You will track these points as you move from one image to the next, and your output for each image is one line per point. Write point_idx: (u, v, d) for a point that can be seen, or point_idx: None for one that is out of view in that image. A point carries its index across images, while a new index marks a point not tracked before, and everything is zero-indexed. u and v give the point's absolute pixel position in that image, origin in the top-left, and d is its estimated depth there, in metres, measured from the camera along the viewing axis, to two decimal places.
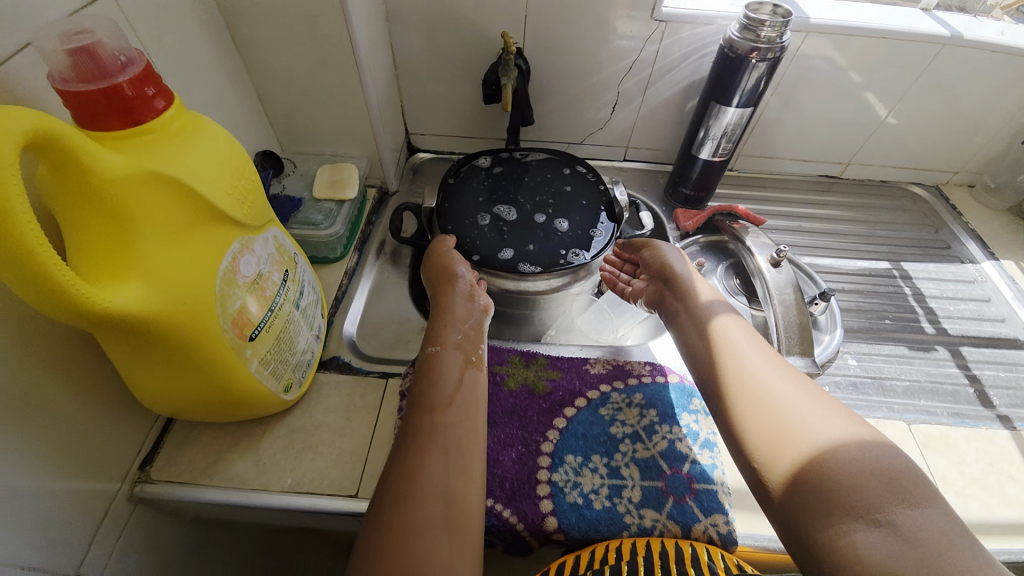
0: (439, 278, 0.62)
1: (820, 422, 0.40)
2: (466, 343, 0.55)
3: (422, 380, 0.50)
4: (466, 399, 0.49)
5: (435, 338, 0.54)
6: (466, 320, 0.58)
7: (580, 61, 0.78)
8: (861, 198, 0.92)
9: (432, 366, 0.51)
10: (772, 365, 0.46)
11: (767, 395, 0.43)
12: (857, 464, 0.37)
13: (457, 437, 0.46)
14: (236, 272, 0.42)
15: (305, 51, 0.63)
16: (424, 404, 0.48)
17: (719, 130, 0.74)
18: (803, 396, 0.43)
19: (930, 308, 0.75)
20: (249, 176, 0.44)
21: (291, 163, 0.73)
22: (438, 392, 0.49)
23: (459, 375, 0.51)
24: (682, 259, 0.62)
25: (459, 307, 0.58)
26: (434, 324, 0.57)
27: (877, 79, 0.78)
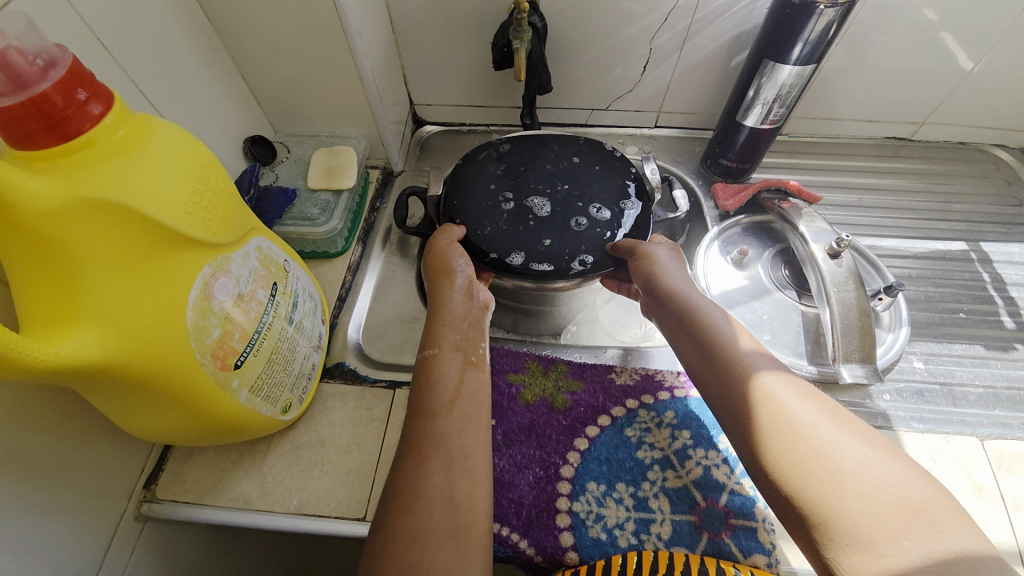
0: (432, 268, 0.55)
1: (843, 450, 0.37)
2: (465, 338, 0.48)
3: (420, 386, 0.45)
4: (468, 407, 0.43)
5: (431, 338, 0.48)
6: (464, 316, 0.50)
7: (604, 12, 0.67)
8: (933, 164, 0.80)
9: (431, 368, 0.45)
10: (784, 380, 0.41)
11: (787, 423, 0.39)
12: (886, 493, 0.34)
13: (460, 444, 0.41)
14: (210, 299, 0.37)
15: (285, 18, 0.55)
16: (423, 410, 0.42)
17: (773, 91, 0.63)
18: (822, 418, 0.39)
19: (1012, 299, 0.65)
20: (219, 183, 0.39)
21: (284, 148, 0.67)
22: (438, 395, 0.43)
23: (460, 380, 0.45)
24: (670, 253, 0.56)
25: (456, 303, 0.51)
26: (430, 321, 0.50)
27: (968, 19, 0.64)
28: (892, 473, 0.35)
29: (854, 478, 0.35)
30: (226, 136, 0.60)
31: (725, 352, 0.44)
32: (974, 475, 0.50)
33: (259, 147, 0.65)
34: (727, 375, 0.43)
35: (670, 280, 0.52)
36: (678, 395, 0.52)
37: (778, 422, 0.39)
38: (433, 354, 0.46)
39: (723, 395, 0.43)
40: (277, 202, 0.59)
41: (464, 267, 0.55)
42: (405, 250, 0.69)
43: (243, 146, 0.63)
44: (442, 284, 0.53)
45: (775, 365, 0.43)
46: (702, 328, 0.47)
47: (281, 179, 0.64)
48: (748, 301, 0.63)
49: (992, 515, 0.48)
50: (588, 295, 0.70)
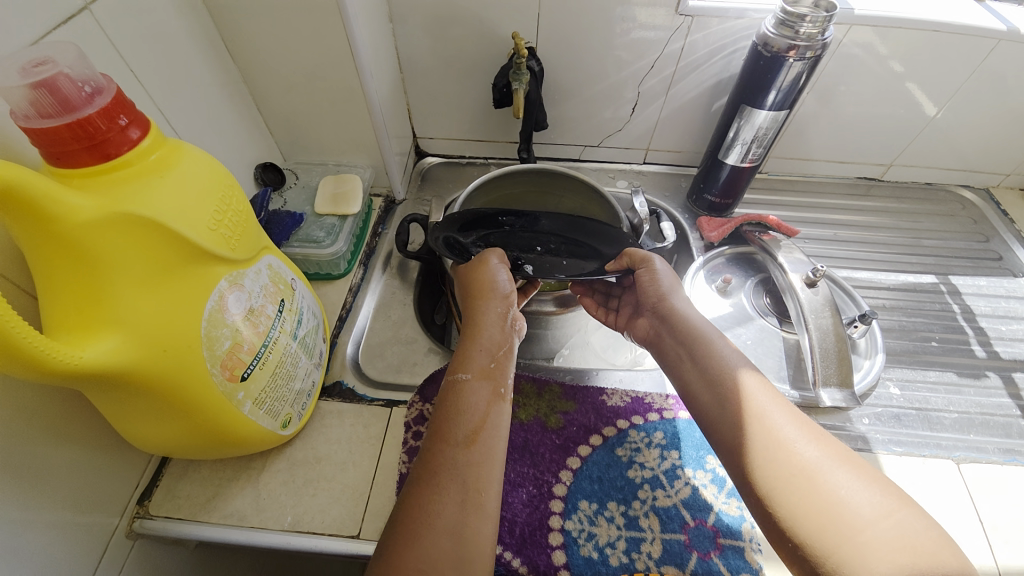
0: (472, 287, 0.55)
1: (852, 494, 0.39)
2: (498, 365, 0.50)
3: (446, 411, 0.46)
4: (490, 439, 0.45)
5: (463, 361, 0.50)
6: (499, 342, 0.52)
7: (596, 59, 0.73)
8: (903, 203, 0.85)
9: (458, 395, 0.47)
10: (797, 425, 0.43)
11: (800, 469, 0.41)
12: (896, 541, 0.36)
13: (476, 477, 0.42)
14: (224, 312, 0.39)
15: (303, 57, 0.60)
16: (443, 435, 0.44)
17: (750, 133, 0.68)
18: (830, 460, 0.41)
19: (981, 329, 0.68)
20: (238, 204, 0.41)
21: (293, 175, 0.71)
22: (461, 424, 0.45)
23: (486, 410, 0.46)
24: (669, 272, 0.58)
25: (493, 330, 0.52)
26: (465, 344, 0.51)
27: (924, 75, 0.71)
28: (898, 518, 0.37)
29: (862, 523, 0.37)
30: (240, 162, 0.64)
31: (740, 394, 0.46)
32: (952, 497, 0.52)
33: (270, 173, 0.68)
34: (741, 417, 0.45)
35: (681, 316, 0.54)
36: (668, 416, 0.54)
37: (792, 466, 0.41)
38: (463, 380, 0.48)
39: (737, 438, 0.44)
40: (285, 224, 0.63)
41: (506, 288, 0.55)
42: (405, 273, 0.72)
43: (255, 172, 0.67)
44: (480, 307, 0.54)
45: (785, 408, 0.44)
46: (715, 368, 0.48)
47: (289, 203, 0.67)
48: (734, 328, 0.66)
49: (971, 537, 0.50)
50: (581, 319, 0.73)
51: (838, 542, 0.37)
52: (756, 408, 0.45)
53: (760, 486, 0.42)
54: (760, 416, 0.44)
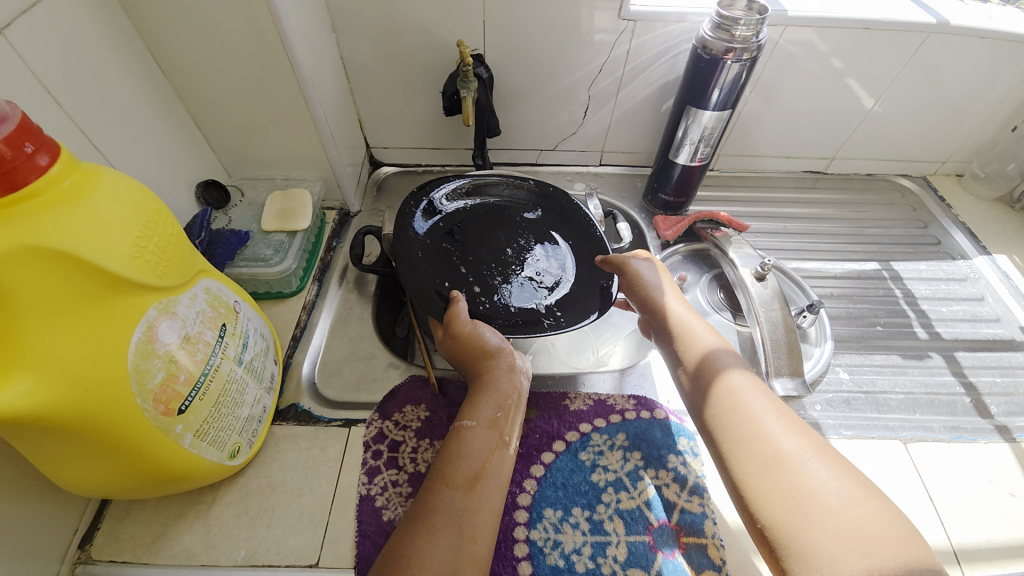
0: (460, 333, 0.56)
1: (825, 477, 0.42)
2: (503, 414, 0.50)
3: (447, 455, 0.46)
4: (489, 484, 0.45)
5: (471, 409, 0.50)
6: (507, 393, 0.52)
7: (545, 64, 0.73)
8: (847, 193, 0.89)
9: (461, 440, 0.47)
10: (777, 418, 0.46)
11: (779, 454, 0.44)
12: (859, 528, 0.38)
13: (471, 524, 0.42)
14: (155, 342, 0.37)
15: (241, 71, 0.58)
16: (445, 478, 0.44)
17: (697, 133, 0.70)
18: (806, 452, 0.43)
19: (922, 311, 0.72)
20: (166, 228, 0.39)
21: (238, 192, 0.68)
22: (462, 467, 0.45)
23: (488, 456, 0.46)
24: (653, 270, 0.61)
25: (501, 380, 0.53)
26: (473, 395, 0.52)
27: (858, 71, 0.74)
28: (866, 502, 0.40)
29: (832, 501, 0.40)
30: (179, 182, 0.61)
31: (728, 386, 0.49)
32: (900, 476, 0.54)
33: (212, 191, 0.65)
34: (726, 408, 0.48)
35: (671, 313, 0.57)
36: (630, 417, 0.54)
37: (771, 450, 0.44)
38: (467, 427, 0.48)
39: (722, 426, 0.47)
40: (229, 244, 0.60)
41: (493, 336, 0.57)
42: (362, 287, 0.70)
43: (195, 190, 0.64)
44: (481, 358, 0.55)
45: (769, 401, 0.47)
46: (704, 363, 0.52)
47: (235, 221, 0.65)
48: None
49: (920, 513, 0.52)
50: None
51: (809, 518, 0.40)
52: (740, 398, 0.48)
53: (738, 468, 0.45)
54: (745, 407, 0.47)
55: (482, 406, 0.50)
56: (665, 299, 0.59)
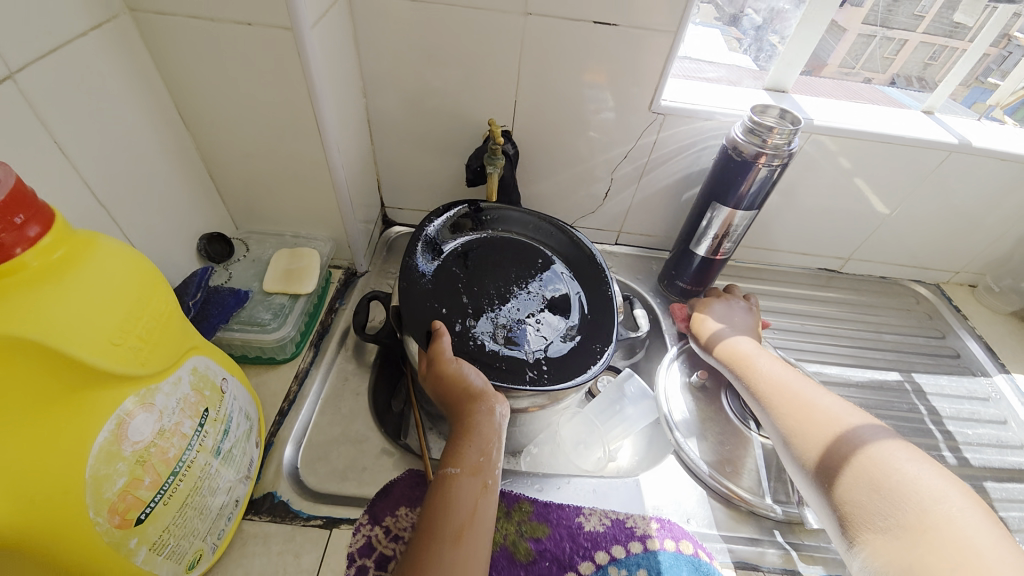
0: (448, 368, 0.51)
1: (946, 499, 0.41)
2: (488, 457, 0.48)
3: (433, 505, 0.45)
4: (476, 535, 0.44)
5: (455, 456, 0.48)
6: (490, 438, 0.48)
7: (571, 146, 0.73)
8: (862, 295, 0.88)
9: (448, 491, 0.46)
10: (845, 411, 0.51)
11: (896, 480, 0.43)
12: (936, 506, 0.40)
13: (460, 573, 0.42)
14: (121, 442, 0.32)
15: (265, 128, 0.56)
16: (433, 533, 0.43)
17: (721, 228, 0.68)
18: (879, 437, 0.47)
19: (949, 432, 0.68)
20: (158, 305, 0.35)
21: (243, 246, 0.65)
22: (448, 520, 0.44)
23: (475, 504, 0.45)
24: (728, 304, 0.69)
25: (482, 424, 0.49)
26: (456, 434, 0.49)
27: (876, 182, 0.75)
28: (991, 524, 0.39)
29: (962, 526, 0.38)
30: (181, 234, 0.58)
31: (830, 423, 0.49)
32: None
33: (216, 245, 0.62)
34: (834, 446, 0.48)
35: (757, 363, 0.59)
36: (652, 547, 0.48)
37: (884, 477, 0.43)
38: (453, 475, 0.46)
39: (832, 469, 0.46)
40: (225, 305, 0.54)
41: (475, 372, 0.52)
42: (361, 356, 0.66)
43: (197, 244, 0.60)
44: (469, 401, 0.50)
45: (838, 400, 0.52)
46: (801, 407, 0.52)
47: (234, 278, 0.61)
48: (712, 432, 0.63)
49: None
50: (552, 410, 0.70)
51: (945, 546, 0.38)
52: (846, 433, 0.48)
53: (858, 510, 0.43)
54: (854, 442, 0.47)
55: (468, 455, 0.47)
56: (754, 354, 0.60)
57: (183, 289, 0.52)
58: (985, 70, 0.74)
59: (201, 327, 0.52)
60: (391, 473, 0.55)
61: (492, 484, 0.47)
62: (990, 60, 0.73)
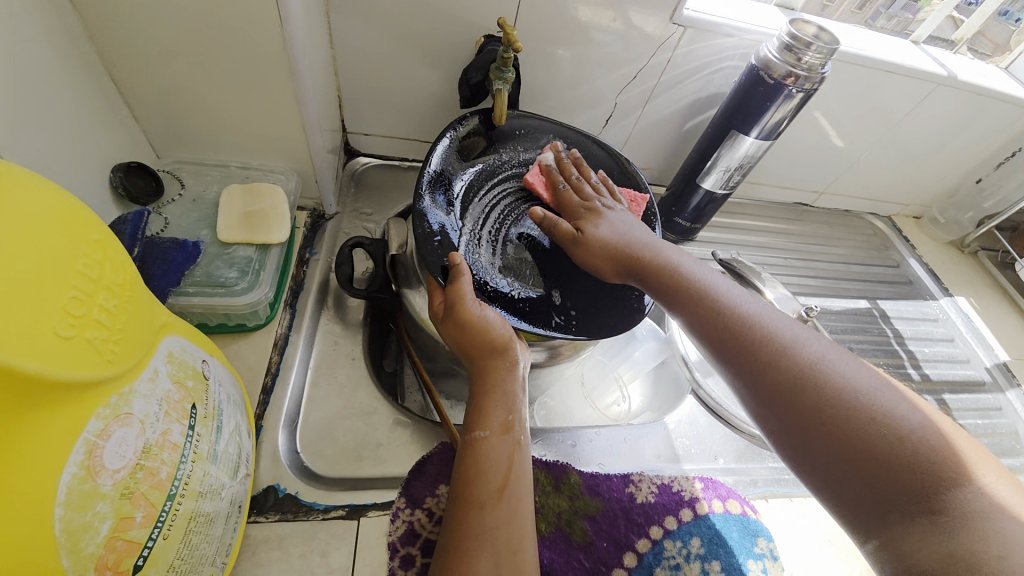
0: (597, 234, 0.49)
1: (912, 419, 0.35)
2: (516, 413, 0.42)
3: (464, 471, 0.39)
4: (517, 496, 0.39)
5: (480, 416, 0.41)
6: (614, 238, 0.49)
7: (578, 62, 0.63)
8: (829, 229, 0.91)
9: (479, 455, 0.39)
10: (784, 326, 0.42)
11: (861, 403, 0.37)
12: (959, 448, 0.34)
13: (507, 538, 0.37)
14: (95, 477, 0.22)
15: (202, 13, 0.40)
16: (472, 502, 0.38)
17: (733, 161, 0.65)
18: (832, 358, 0.39)
19: (911, 352, 0.76)
20: (117, 267, 0.23)
21: (173, 181, 0.49)
22: (485, 484, 0.38)
23: (510, 460, 0.40)
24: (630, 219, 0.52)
25: (506, 380, 0.43)
26: (476, 395, 0.43)
27: (867, 116, 0.75)
28: (981, 453, 0.34)
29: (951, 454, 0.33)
30: (86, 165, 0.41)
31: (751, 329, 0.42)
32: None
33: (137, 179, 0.46)
34: (757, 356, 0.41)
35: (643, 245, 0.49)
36: (701, 511, 0.48)
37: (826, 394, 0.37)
38: (482, 437, 0.40)
39: (767, 377, 0.40)
40: (170, 262, 0.41)
41: (608, 204, 0.53)
42: (345, 315, 0.55)
43: (111, 177, 0.44)
44: (586, 216, 0.51)
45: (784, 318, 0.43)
46: (707, 301, 0.44)
47: (173, 225, 0.46)
48: None
49: None
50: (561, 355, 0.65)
51: (931, 476, 0.33)
52: (778, 350, 0.40)
53: (829, 432, 0.36)
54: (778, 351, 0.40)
55: (592, 243, 0.49)
56: (626, 232, 0.50)
57: None
58: (875, 12, 0.73)
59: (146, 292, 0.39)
60: (412, 446, 0.48)
61: (524, 441, 0.41)
62: (879, 3, 0.72)
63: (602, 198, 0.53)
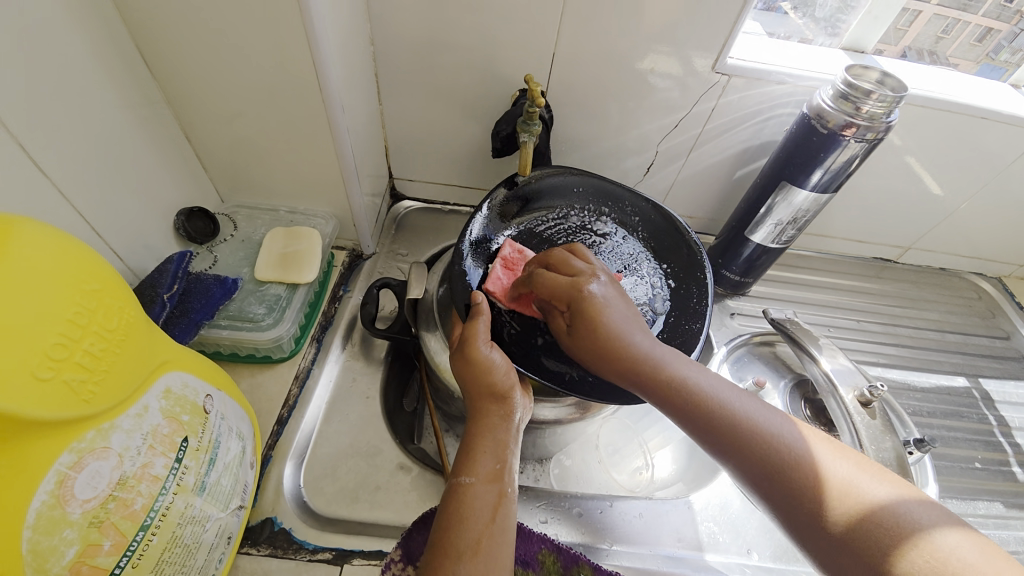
0: (599, 331, 0.40)
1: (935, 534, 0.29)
2: (507, 463, 0.39)
3: (441, 519, 0.36)
4: (498, 553, 0.34)
5: (467, 459, 0.39)
6: (611, 324, 0.41)
7: (614, 112, 0.62)
8: (917, 289, 0.79)
9: (463, 500, 0.36)
10: (762, 409, 0.37)
11: (855, 502, 0.32)
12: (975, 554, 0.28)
13: None
14: (64, 505, 0.25)
15: (257, 81, 0.46)
16: (448, 550, 0.34)
17: (787, 212, 0.60)
18: (814, 447, 0.35)
19: (1020, 445, 0.63)
20: (109, 316, 0.27)
21: (229, 223, 0.56)
22: (463, 532, 0.35)
23: (492, 513, 0.36)
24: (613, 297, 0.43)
25: (499, 427, 0.41)
26: (467, 437, 0.40)
27: (958, 166, 0.65)
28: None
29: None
30: (153, 209, 0.48)
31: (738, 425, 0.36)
32: None
33: (197, 221, 0.52)
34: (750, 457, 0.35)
35: (620, 339, 0.40)
36: None
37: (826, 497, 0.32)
38: (466, 482, 0.37)
39: (758, 476, 0.34)
40: (210, 297, 0.45)
41: (604, 283, 0.43)
42: (370, 352, 0.57)
43: (176, 220, 0.50)
44: (581, 303, 0.42)
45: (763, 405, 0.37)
46: (700, 408, 0.37)
47: (220, 263, 0.53)
48: None
49: None
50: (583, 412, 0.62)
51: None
52: (756, 439, 0.35)
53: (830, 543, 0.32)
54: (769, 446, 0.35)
55: (592, 347, 0.40)
56: (617, 323, 0.41)
57: (157, 278, 0.42)
58: (997, 45, 0.65)
59: (183, 323, 0.43)
60: (409, 493, 0.47)
61: (512, 493, 0.38)
62: (1001, 36, 0.64)
63: (587, 274, 0.44)
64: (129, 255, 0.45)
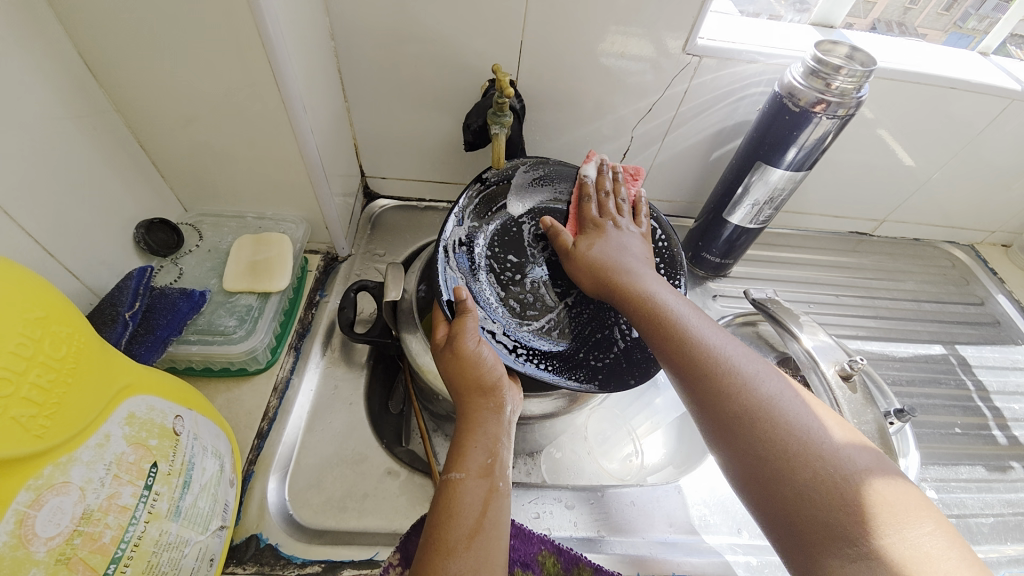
0: (587, 249, 0.49)
1: (883, 481, 0.32)
2: (498, 456, 0.38)
3: (432, 516, 0.36)
4: (488, 547, 0.34)
5: (457, 455, 0.38)
6: (603, 257, 0.48)
7: (586, 98, 0.61)
8: (894, 260, 0.80)
9: (452, 497, 0.36)
10: (727, 340, 0.40)
11: (790, 430, 0.35)
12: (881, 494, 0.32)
13: None
14: (27, 545, 0.23)
15: (211, 84, 0.43)
16: (439, 546, 0.33)
17: (763, 193, 0.60)
18: (770, 380, 0.38)
19: (996, 408, 0.65)
20: (57, 342, 0.26)
21: (194, 233, 0.54)
22: (455, 526, 0.34)
23: (484, 509, 0.35)
24: (620, 240, 0.50)
25: (488, 420, 0.40)
26: (457, 433, 0.40)
27: (929, 138, 0.66)
28: (937, 518, 0.31)
29: (895, 513, 0.31)
30: (110, 223, 0.46)
31: (696, 342, 0.40)
32: None
33: (159, 233, 0.50)
34: (717, 396, 0.38)
35: (621, 268, 0.47)
36: None
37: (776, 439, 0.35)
38: (457, 479, 0.36)
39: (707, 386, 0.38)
40: (175, 312, 0.44)
41: (619, 225, 0.52)
42: (351, 357, 0.55)
43: (135, 233, 0.49)
44: (592, 232, 0.52)
45: (731, 342, 0.41)
46: (697, 350, 0.39)
47: (187, 275, 0.51)
48: None
49: None
50: None
51: (867, 529, 0.30)
52: (712, 361, 0.39)
53: (751, 455, 0.35)
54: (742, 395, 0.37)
55: (580, 259, 0.49)
56: (618, 256, 0.48)
57: (117, 297, 0.41)
58: (964, 14, 0.65)
59: (148, 341, 0.41)
60: (398, 498, 0.47)
61: (504, 488, 0.37)
62: (967, 4, 0.64)
63: (614, 219, 0.52)
64: (87, 273, 0.43)
